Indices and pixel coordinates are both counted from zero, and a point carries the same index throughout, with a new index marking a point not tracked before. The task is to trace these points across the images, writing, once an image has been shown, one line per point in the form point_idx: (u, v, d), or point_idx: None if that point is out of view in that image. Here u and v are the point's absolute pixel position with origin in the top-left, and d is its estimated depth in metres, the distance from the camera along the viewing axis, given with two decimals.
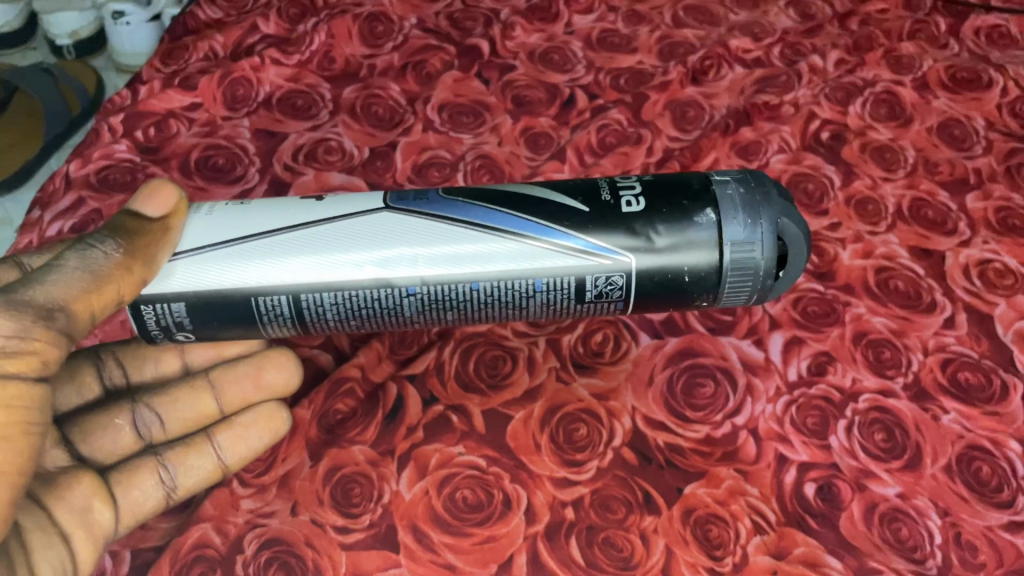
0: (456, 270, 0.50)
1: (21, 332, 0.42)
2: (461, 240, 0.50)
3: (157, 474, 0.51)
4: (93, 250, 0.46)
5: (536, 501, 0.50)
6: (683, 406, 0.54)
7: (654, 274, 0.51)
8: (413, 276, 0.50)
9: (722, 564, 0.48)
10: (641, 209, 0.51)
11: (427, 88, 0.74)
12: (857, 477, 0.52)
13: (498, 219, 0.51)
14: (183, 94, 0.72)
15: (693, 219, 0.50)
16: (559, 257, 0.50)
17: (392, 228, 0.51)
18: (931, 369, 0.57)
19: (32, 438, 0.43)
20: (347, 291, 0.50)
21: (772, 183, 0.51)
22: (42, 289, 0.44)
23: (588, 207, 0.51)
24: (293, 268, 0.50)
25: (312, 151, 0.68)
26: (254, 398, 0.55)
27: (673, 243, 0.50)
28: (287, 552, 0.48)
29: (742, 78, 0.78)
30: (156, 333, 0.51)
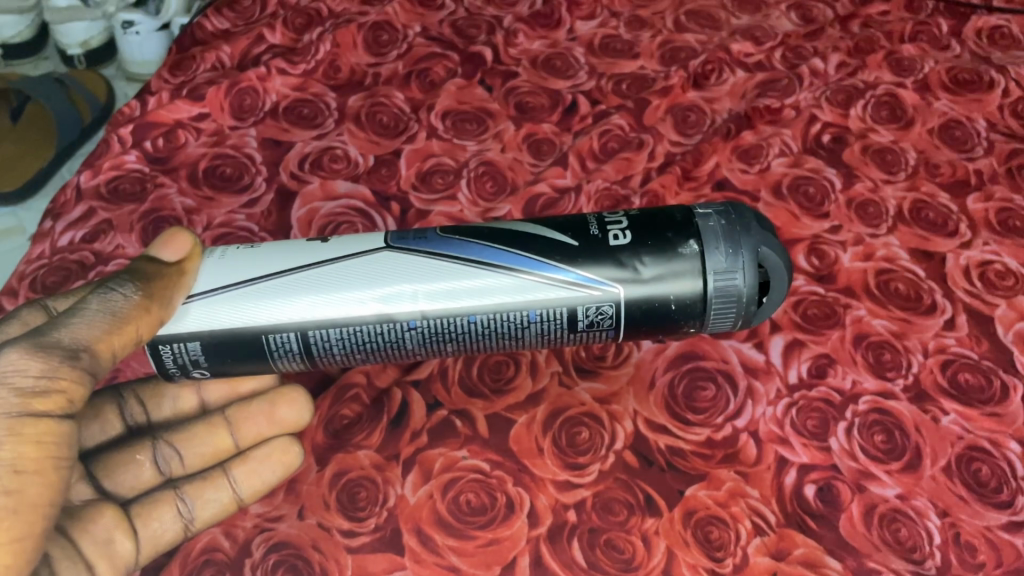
0: (454, 304, 0.51)
1: (48, 371, 0.43)
2: (459, 276, 0.51)
3: (175, 507, 0.50)
4: (114, 293, 0.48)
5: (539, 504, 0.51)
6: (685, 409, 0.55)
7: (643, 304, 0.51)
8: (413, 310, 0.51)
9: (723, 565, 0.49)
10: (628, 242, 0.51)
11: (431, 96, 0.75)
12: (856, 478, 0.52)
13: (496, 255, 0.52)
14: (191, 104, 0.73)
15: (677, 250, 0.51)
16: (552, 289, 0.51)
17: (393, 266, 0.52)
18: (931, 371, 0.57)
19: (60, 472, 0.44)
20: (352, 327, 0.51)
21: (751, 214, 0.52)
22: (67, 331, 0.45)
23: (578, 241, 0.52)
24: (300, 306, 0.51)
25: (318, 160, 0.69)
26: (267, 434, 0.54)
27: (659, 273, 0.51)
28: (295, 556, 0.49)
29: (744, 82, 0.78)
30: (174, 371, 0.52)
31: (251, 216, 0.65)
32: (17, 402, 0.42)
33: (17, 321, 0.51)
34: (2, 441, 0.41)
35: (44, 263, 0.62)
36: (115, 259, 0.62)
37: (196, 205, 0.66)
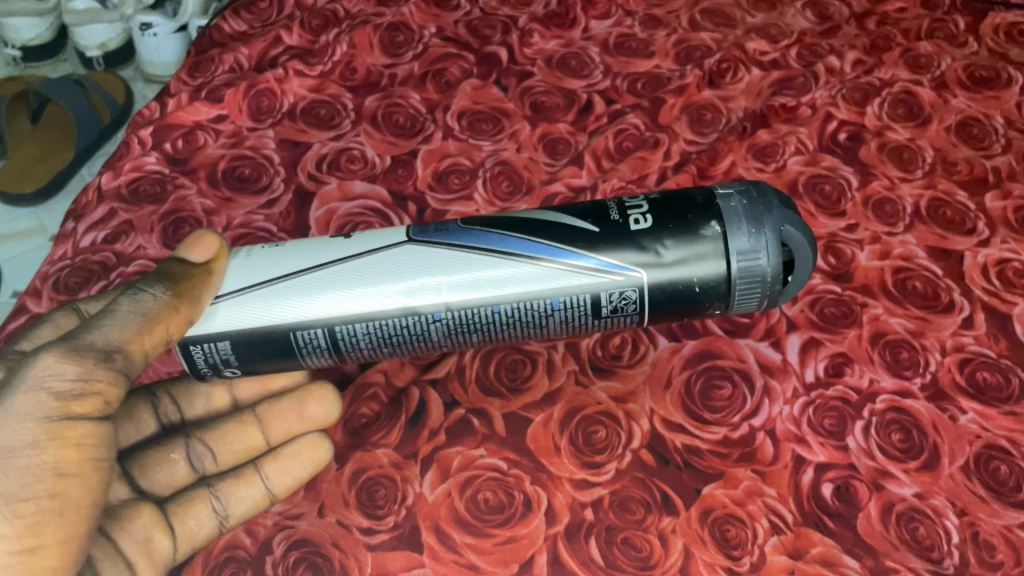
0: (477, 294, 0.51)
1: (85, 375, 0.45)
2: (481, 267, 0.52)
3: (210, 505, 0.51)
4: (143, 294, 0.49)
5: (556, 503, 0.51)
6: (701, 408, 0.55)
7: (666, 287, 0.52)
8: (438, 302, 0.51)
9: (740, 564, 0.49)
10: (649, 226, 0.52)
11: (447, 96, 0.75)
12: (874, 477, 0.52)
13: (518, 247, 0.52)
14: (209, 106, 0.74)
15: (699, 232, 0.51)
16: (573, 276, 0.51)
17: (416, 260, 0.52)
18: (949, 369, 0.57)
19: (101, 473, 0.45)
20: (378, 321, 0.51)
21: (773, 193, 0.52)
22: (101, 334, 0.47)
23: (598, 227, 0.52)
24: (326, 301, 0.51)
25: (335, 160, 0.69)
26: (297, 430, 0.54)
27: (680, 256, 0.51)
28: (315, 553, 0.50)
29: (759, 80, 0.78)
30: (205, 371, 0.52)
31: (270, 217, 0.65)
32: (57, 405, 0.43)
33: (50, 325, 0.52)
34: (45, 444, 0.42)
35: (66, 264, 0.63)
36: (136, 260, 0.63)
37: (215, 206, 0.66)
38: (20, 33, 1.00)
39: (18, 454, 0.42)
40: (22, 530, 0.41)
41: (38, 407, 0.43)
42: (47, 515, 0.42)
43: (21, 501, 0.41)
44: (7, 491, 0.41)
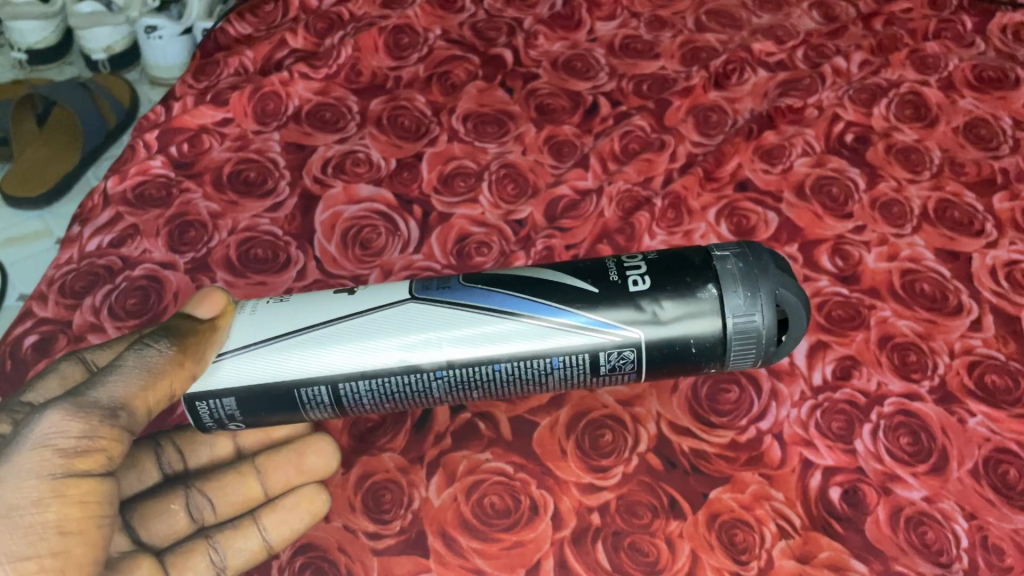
0: (479, 352, 0.50)
1: (89, 432, 0.45)
2: (483, 324, 0.51)
3: (207, 556, 0.49)
4: (149, 349, 0.49)
5: (563, 507, 0.51)
6: (709, 412, 0.55)
7: (662, 347, 0.50)
8: (439, 358, 0.50)
9: (748, 568, 0.49)
10: (648, 287, 0.51)
11: (452, 99, 0.75)
12: (882, 480, 0.52)
13: (522, 304, 0.51)
14: (215, 109, 0.74)
15: (695, 295, 0.50)
16: (571, 334, 0.50)
17: (419, 317, 0.51)
18: (958, 372, 0.57)
19: (104, 529, 0.44)
20: (379, 377, 0.50)
21: (770, 254, 0.51)
22: (105, 390, 0.47)
23: (598, 287, 0.51)
24: (328, 359, 0.50)
25: (341, 164, 0.69)
26: (295, 481, 0.52)
27: (678, 315, 0.50)
28: (321, 558, 0.50)
29: (766, 81, 0.78)
30: (210, 425, 0.51)
31: (275, 220, 0.65)
32: (60, 462, 0.43)
33: (56, 376, 0.52)
34: (49, 502, 0.42)
35: (72, 268, 0.63)
36: (142, 264, 0.63)
37: (221, 210, 0.66)
38: (25, 37, 1.01)
39: (22, 512, 0.42)
40: None
41: (41, 465, 0.43)
42: (50, 574, 0.42)
43: (24, 560, 0.41)
44: (13, 550, 0.41)
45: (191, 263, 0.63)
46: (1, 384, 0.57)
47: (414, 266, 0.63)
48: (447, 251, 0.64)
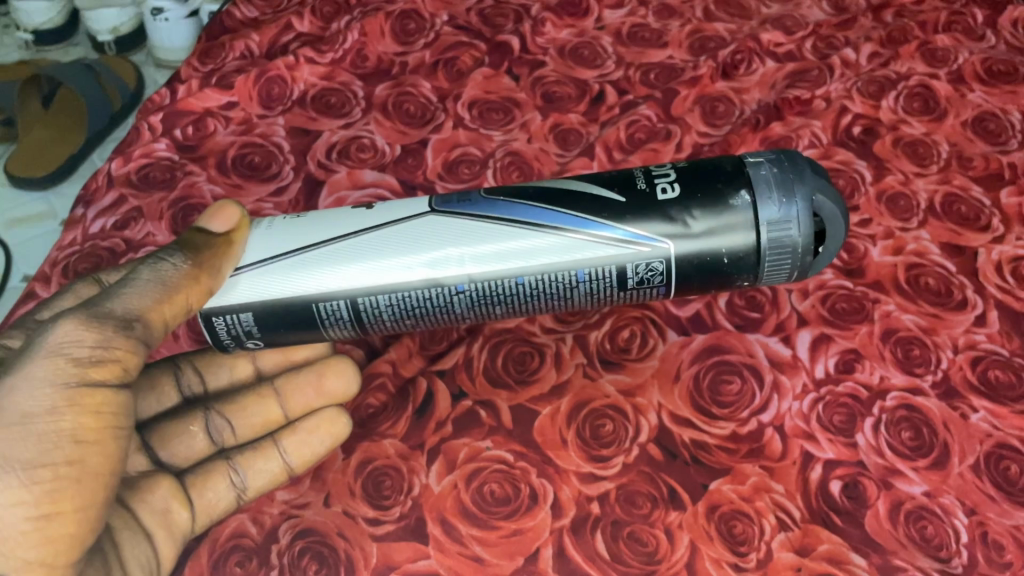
0: (500, 266, 0.51)
1: (103, 342, 0.45)
2: (505, 238, 0.52)
3: (228, 477, 0.52)
4: (164, 264, 0.49)
5: (562, 496, 0.51)
6: (710, 403, 0.55)
7: (693, 258, 0.51)
8: (461, 274, 0.51)
9: (747, 559, 0.49)
10: (677, 196, 0.51)
11: (458, 85, 0.75)
12: (883, 475, 0.52)
13: (545, 217, 0.52)
14: (220, 93, 0.73)
15: (728, 202, 0.51)
16: (598, 247, 0.51)
17: (441, 231, 0.52)
18: (961, 367, 0.57)
19: (119, 441, 0.45)
20: (401, 292, 0.51)
21: (805, 160, 0.51)
22: (120, 301, 0.47)
23: (624, 196, 0.52)
24: (352, 274, 0.51)
25: (345, 149, 0.69)
26: (316, 404, 0.55)
27: (709, 227, 0.51)
28: (320, 543, 0.49)
29: (774, 72, 0.77)
30: (228, 342, 0.53)
31: (279, 205, 0.65)
32: (75, 372, 0.43)
33: (71, 295, 0.52)
34: (63, 411, 0.43)
35: (76, 249, 0.63)
36: (145, 247, 0.63)
37: (224, 194, 0.66)
38: (32, 18, 1.00)
39: (37, 420, 0.42)
40: (41, 496, 0.42)
41: (57, 374, 0.43)
42: (63, 481, 0.42)
43: (38, 468, 0.42)
44: (24, 457, 0.42)
45: None
46: None
47: None
48: None
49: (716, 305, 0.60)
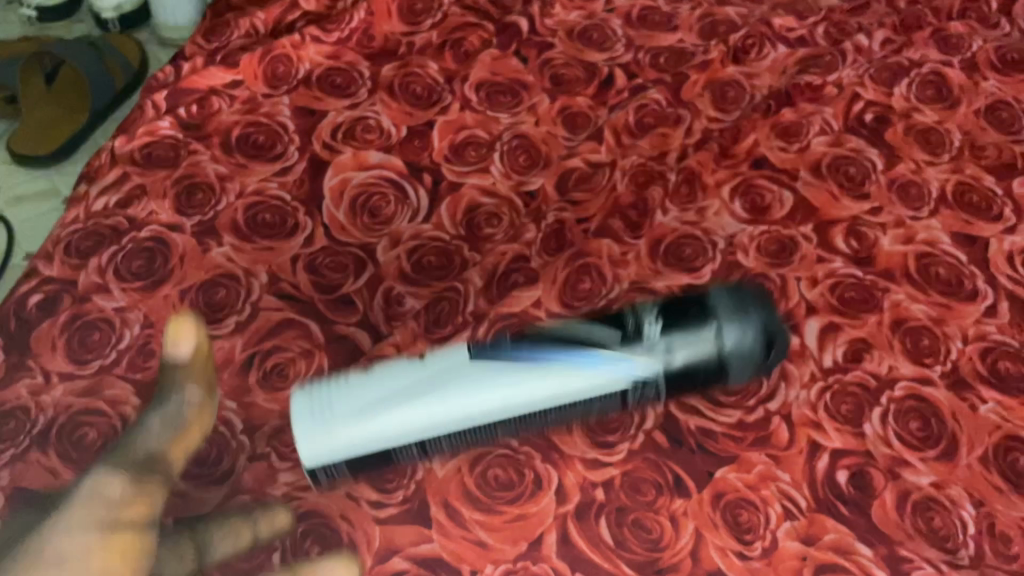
0: (487, 399, 0.45)
1: (147, 491, 0.44)
2: (494, 387, 0.45)
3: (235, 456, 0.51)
4: (169, 402, 0.48)
5: (567, 482, 0.50)
6: (718, 390, 0.54)
7: (679, 373, 0.47)
8: (449, 414, 0.45)
9: (752, 548, 0.48)
10: (654, 318, 0.47)
11: (465, 67, 0.74)
12: (891, 465, 0.51)
13: (552, 359, 0.46)
14: (225, 71, 0.73)
15: (698, 328, 0.46)
16: (592, 391, 0.46)
17: (424, 378, 0.46)
18: (971, 358, 0.56)
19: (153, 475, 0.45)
20: (384, 427, 0.45)
21: (756, 295, 0.48)
22: (143, 450, 0.46)
23: (610, 329, 0.47)
24: (329, 437, 0.45)
25: (351, 130, 0.68)
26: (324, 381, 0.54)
27: (686, 357, 0.47)
28: (323, 525, 0.48)
29: (785, 57, 0.76)
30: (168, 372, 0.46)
31: (284, 185, 0.64)
32: (123, 503, 0.43)
33: None
34: (126, 502, 0.43)
35: (78, 227, 0.61)
36: (149, 225, 0.61)
37: (229, 173, 0.65)
38: None
39: (94, 515, 0.41)
40: (104, 536, 0.41)
41: (102, 506, 0.42)
42: (125, 528, 0.42)
43: (103, 525, 0.41)
44: (92, 520, 0.41)
45: (198, 226, 0.61)
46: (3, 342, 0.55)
47: (424, 235, 0.62)
48: (456, 221, 0.63)
49: None
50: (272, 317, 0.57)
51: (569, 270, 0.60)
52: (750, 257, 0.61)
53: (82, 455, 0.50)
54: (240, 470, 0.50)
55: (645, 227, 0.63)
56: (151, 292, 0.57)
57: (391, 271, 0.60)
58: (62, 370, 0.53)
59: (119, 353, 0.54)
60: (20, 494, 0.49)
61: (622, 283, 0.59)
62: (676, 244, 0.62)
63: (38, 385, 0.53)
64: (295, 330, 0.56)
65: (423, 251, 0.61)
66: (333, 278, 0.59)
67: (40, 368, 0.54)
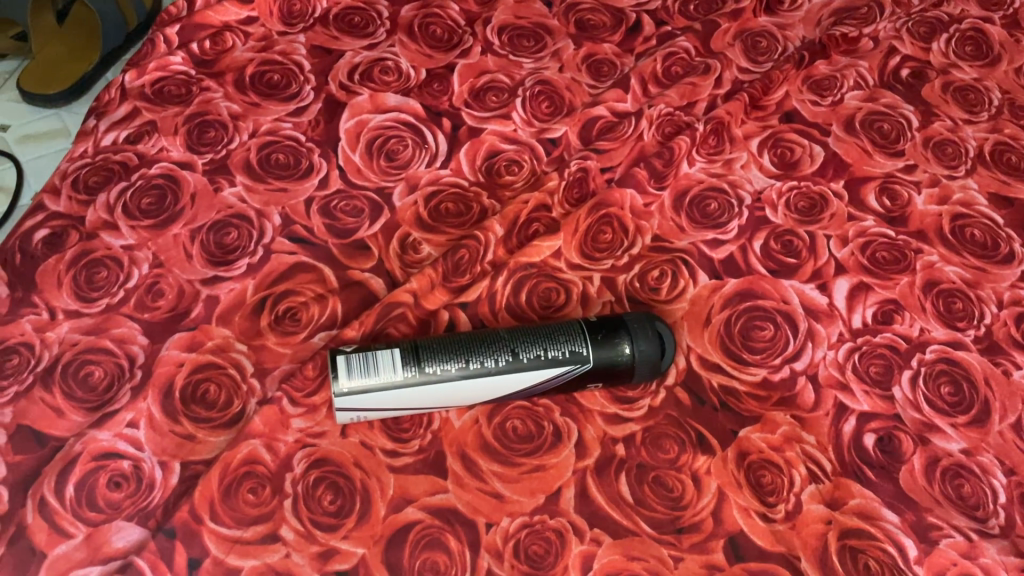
0: (514, 368, 0.47)
1: None
2: (522, 362, 0.47)
3: (244, 400, 0.49)
4: None
5: (586, 436, 0.49)
6: (741, 348, 0.53)
7: (620, 329, 0.49)
8: (486, 378, 0.47)
9: (775, 510, 0.47)
10: (600, 336, 0.48)
11: (487, 9, 0.71)
12: (920, 430, 0.50)
13: (534, 335, 0.49)
14: (239, 7, 0.70)
15: (632, 341, 0.48)
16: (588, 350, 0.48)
17: (457, 364, 0.47)
18: (1004, 323, 0.54)
19: None
20: (433, 389, 0.47)
21: (654, 324, 0.50)
22: None
23: (582, 348, 0.48)
24: (390, 397, 0.47)
25: (368, 71, 0.66)
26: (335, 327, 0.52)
27: (632, 354, 0.48)
28: (336, 473, 0.47)
29: (820, 8, 0.73)
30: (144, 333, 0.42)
31: (298, 125, 0.62)
32: None
33: None
34: None
35: (86, 162, 0.59)
36: (159, 162, 0.59)
37: (242, 111, 0.63)
38: None
39: None
40: None
41: None
42: None
43: None
44: None
45: (210, 165, 0.59)
46: (9, 278, 0.53)
47: (441, 182, 0.60)
48: (475, 167, 0.61)
49: (751, 248, 0.57)
50: (285, 260, 0.55)
51: (591, 221, 0.58)
52: (779, 213, 0.59)
53: (88, 394, 0.49)
54: (251, 413, 0.49)
55: (670, 178, 0.61)
56: (162, 233, 0.56)
57: (407, 217, 0.58)
58: (68, 307, 0.52)
59: (127, 292, 0.53)
60: (25, 430, 0.48)
61: (644, 236, 0.58)
62: (700, 197, 0.60)
63: (43, 321, 0.52)
64: (309, 273, 0.54)
65: (441, 198, 0.59)
66: (347, 222, 0.57)
67: (45, 305, 0.52)
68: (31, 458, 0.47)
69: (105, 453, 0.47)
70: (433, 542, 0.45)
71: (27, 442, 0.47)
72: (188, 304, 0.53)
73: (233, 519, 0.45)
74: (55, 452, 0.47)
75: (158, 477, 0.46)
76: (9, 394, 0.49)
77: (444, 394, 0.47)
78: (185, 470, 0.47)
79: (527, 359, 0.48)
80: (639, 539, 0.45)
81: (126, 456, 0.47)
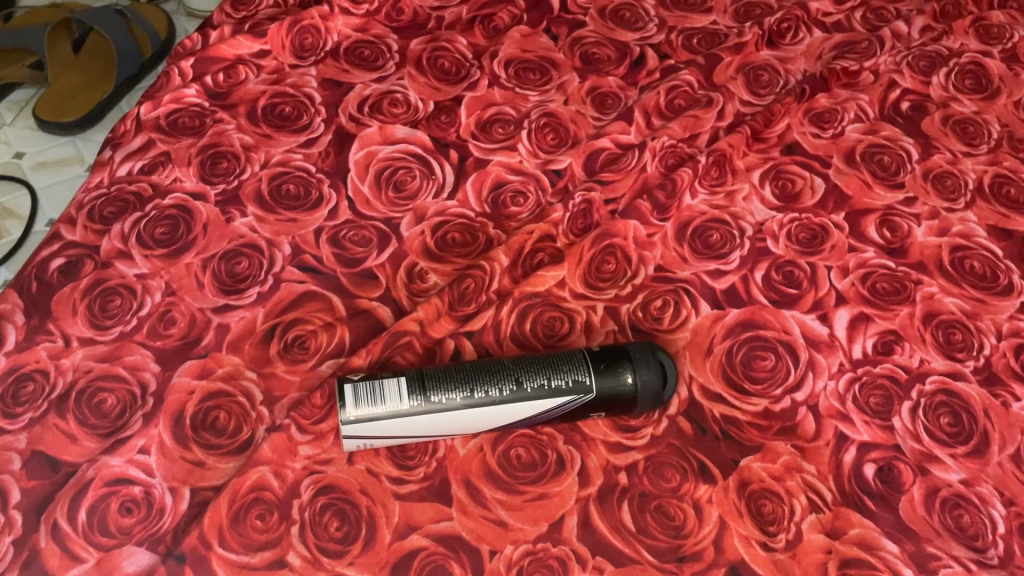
0: (518, 399, 0.48)
1: None
2: (526, 392, 0.48)
3: (252, 427, 0.50)
4: None
5: (590, 464, 0.50)
6: (742, 378, 0.53)
7: (620, 360, 0.49)
8: (491, 407, 0.48)
9: (776, 540, 0.47)
10: (602, 367, 0.49)
11: (495, 43, 0.73)
12: (919, 460, 0.50)
13: (538, 364, 0.49)
14: (252, 40, 0.71)
15: (633, 371, 0.49)
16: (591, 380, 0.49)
17: (462, 395, 0.48)
18: (1003, 354, 0.55)
19: None
20: (440, 417, 0.48)
21: (656, 354, 0.50)
22: None
23: (584, 378, 0.49)
24: (398, 426, 0.47)
25: (378, 103, 0.67)
26: (342, 355, 0.53)
27: (631, 384, 0.49)
28: (342, 500, 0.47)
29: (821, 42, 0.75)
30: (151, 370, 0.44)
31: (309, 157, 0.63)
32: None
33: None
34: None
35: (102, 192, 0.61)
36: (173, 193, 0.61)
37: (253, 142, 0.64)
38: None
39: None
40: None
41: None
42: None
43: None
44: None
45: (222, 196, 0.61)
46: (25, 306, 0.55)
47: (448, 212, 0.61)
48: (482, 198, 0.62)
49: (752, 279, 0.58)
50: (294, 289, 0.56)
51: (595, 251, 0.59)
52: (780, 244, 0.60)
53: (101, 420, 0.50)
54: (260, 439, 0.50)
55: (673, 210, 0.62)
56: (174, 262, 0.57)
57: (415, 247, 0.59)
58: (82, 335, 0.53)
59: (140, 320, 0.54)
60: (40, 455, 0.49)
61: (647, 266, 0.59)
62: (702, 228, 0.61)
63: (58, 348, 0.53)
64: (318, 302, 0.56)
65: (448, 228, 0.60)
66: (356, 251, 0.58)
67: (60, 332, 0.53)
68: (44, 483, 0.48)
69: (117, 478, 0.48)
70: (437, 569, 0.45)
71: (42, 468, 0.48)
72: (199, 332, 0.54)
73: (242, 545, 0.46)
74: (68, 477, 0.48)
75: (168, 503, 0.47)
76: (24, 421, 0.50)
77: (451, 423, 0.48)
78: (194, 496, 0.48)
79: (530, 389, 0.48)
80: (641, 567, 0.46)
81: (137, 482, 0.48)
